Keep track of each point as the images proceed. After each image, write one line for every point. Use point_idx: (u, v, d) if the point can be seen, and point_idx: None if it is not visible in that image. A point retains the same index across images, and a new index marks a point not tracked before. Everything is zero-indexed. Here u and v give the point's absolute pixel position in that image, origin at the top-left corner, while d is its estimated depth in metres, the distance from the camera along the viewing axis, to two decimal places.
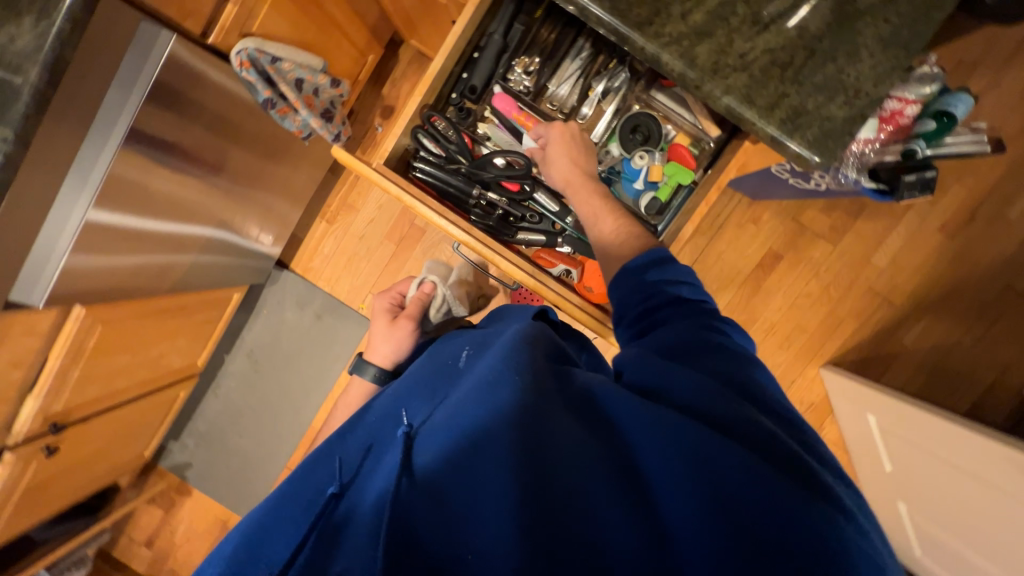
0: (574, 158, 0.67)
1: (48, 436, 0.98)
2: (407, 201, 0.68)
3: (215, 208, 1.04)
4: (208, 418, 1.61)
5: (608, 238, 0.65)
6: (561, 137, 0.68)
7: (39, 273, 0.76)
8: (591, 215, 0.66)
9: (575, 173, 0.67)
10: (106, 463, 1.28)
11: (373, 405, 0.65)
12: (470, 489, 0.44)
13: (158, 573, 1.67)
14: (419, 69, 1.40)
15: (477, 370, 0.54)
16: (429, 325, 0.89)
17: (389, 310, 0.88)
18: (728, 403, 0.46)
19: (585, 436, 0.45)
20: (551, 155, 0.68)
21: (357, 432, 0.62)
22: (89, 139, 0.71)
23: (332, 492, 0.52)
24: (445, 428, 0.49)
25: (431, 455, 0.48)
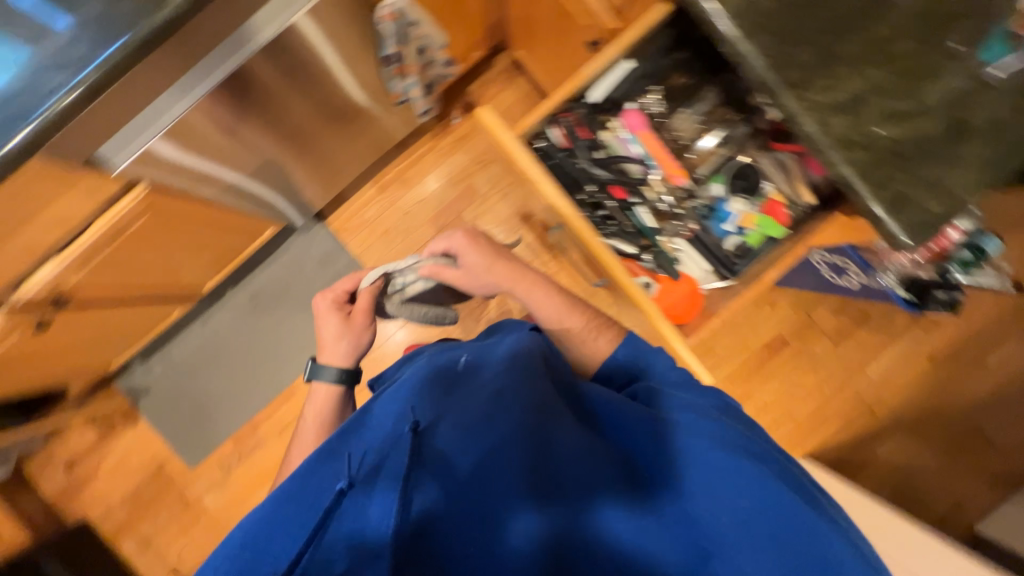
0: (494, 256, 0.88)
1: (46, 310, 0.91)
2: (531, 174, 0.69)
3: (294, 139, 1.05)
4: (185, 348, 1.51)
5: (571, 322, 0.85)
6: (466, 242, 0.89)
7: (132, 139, 0.75)
8: (550, 299, 0.87)
9: (514, 273, 0.89)
10: (72, 360, 1.18)
11: (372, 406, 0.64)
12: (485, 484, 0.53)
13: (66, 501, 1.51)
14: (508, 79, 1.48)
15: (490, 386, 0.64)
16: (427, 268, 0.90)
17: (339, 309, 0.92)
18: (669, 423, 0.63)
19: (594, 443, 0.61)
20: (474, 263, 0.88)
21: (361, 432, 0.59)
22: (236, 34, 0.74)
23: (343, 486, 0.51)
24: (463, 429, 0.58)
25: (449, 444, 0.56)
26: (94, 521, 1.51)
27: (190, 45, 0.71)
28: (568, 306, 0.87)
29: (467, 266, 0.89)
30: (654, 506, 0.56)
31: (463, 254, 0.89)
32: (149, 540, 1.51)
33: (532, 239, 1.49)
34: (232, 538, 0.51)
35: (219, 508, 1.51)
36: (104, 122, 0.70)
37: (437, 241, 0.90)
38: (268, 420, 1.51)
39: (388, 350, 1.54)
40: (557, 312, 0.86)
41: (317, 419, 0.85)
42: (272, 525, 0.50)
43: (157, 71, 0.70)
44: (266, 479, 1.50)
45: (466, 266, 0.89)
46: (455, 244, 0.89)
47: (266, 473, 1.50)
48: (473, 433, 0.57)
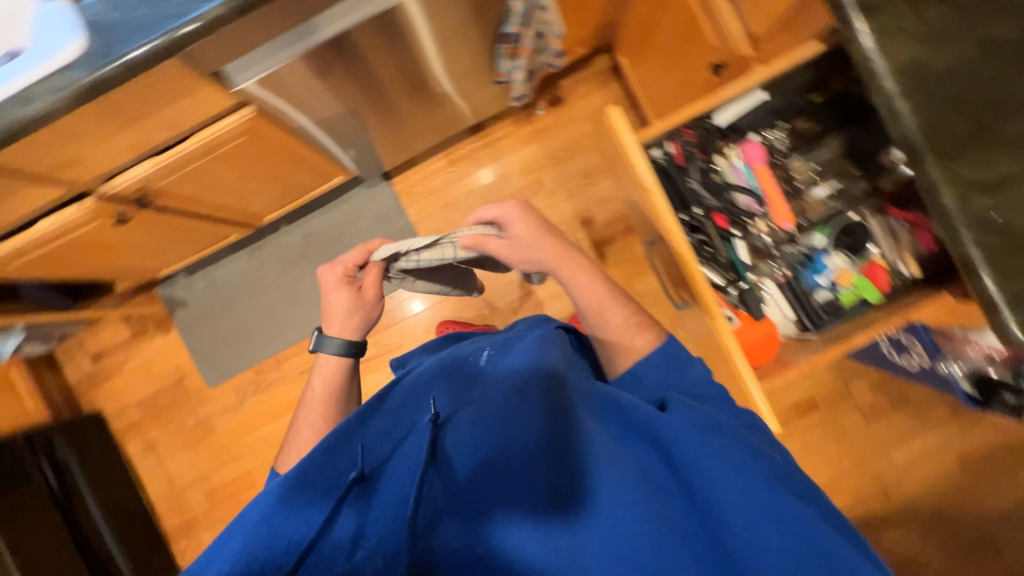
0: (544, 233, 0.84)
1: (129, 205, 0.94)
2: (644, 181, 0.67)
3: (394, 96, 1.06)
4: (229, 272, 1.54)
5: (612, 319, 0.82)
6: (519, 214, 0.85)
7: (254, 63, 0.74)
8: (594, 287, 0.84)
9: (560, 252, 0.85)
10: (131, 259, 1.21)
11: (391, 394, 0.65)
12: (487, 482, 0.57)
13: (87, 389, 1.56)
14: (602, 82, 1.47)
15: (503, 385, 0.65)
16: (468, 238, 0.82)
17: (347, 283, 0.86)
18: (672, 430, 0.57)
19: (612, 449, 0.58)
20: (519, 231, 0.84)
21: (379, 418, 0.61)
22: None
23: (358, 475, 0.56)
24: (470, 429, 0.61)
25: (458, 442, 0.61)
26: (108, 414, 1.56)
27: None
28: (610, 297, 0.83)
29: (511, 235, 0.84)
30: (675, 529, 0.52)
31: (510, 220, 0.85)
32: (154, 445, 1.56)
33: (588, 245, 1.48)
34: (247, 518, 0.53)
35: (227, 431, 1.54)
36: (238, 40, 0.71)
37: (489, 208, 0.84)
38: (291, 359, 1.53)
39: (421, 321, 1.55)
40: (599, 302, 0.83)
41: (321, 394, 0.86)
42: (283, 511, 0.52)
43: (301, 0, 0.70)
44: (277, 415, 1.53)
45: (511, 235, 0.84)
46: (505, 211, 0.85)
47: (278, 409, 1.53)
48: (480, 435, 0.61)
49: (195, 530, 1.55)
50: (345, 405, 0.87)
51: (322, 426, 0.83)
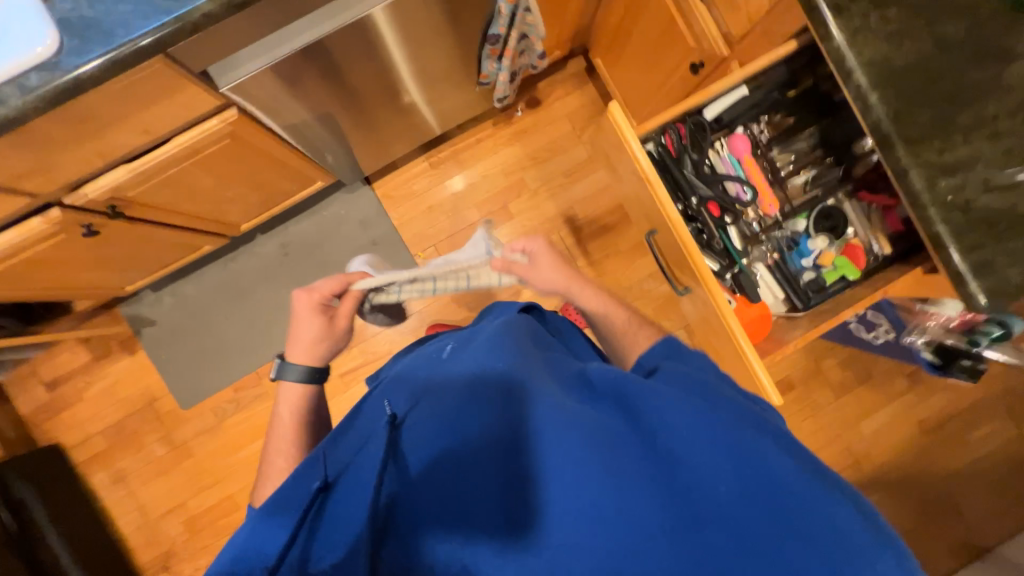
0: (561, 259, 0.86)
1: (98, 216, 0.88)
2: (647, 173, 0.70)
3: (379, 97, 1.04)
4: (201, 285, 1.46)
5: (627, 327, 0.81)
6: (540, 243, 0.87)
7: (240, 61, 0.73)
8: (600, 303, 0.85)
9: (574, 278, 0.86)
10: (94, 275, 1.13)
11: (362, 407, 0.64)
12: (441, 475, 0.54)
13: (42, 420, 1.43)
14: (579, 84, 1.51)
15: (459, 373, 0.62)
16: (500, 263, 0.85)
17: (321, 313, 0.81)
18: (643, 391, 0.53)
19: (564, 420, 0.52)
20: (541, 258, 0.86)
21: (349, 434, 0.59)
22: None
23: (318, 486, 0.53)
24: (427, 422, 0.58)
25: (416, 438, 0.57)
26: (68, 446, 1.44)
27: None
28: (617, 310, 0.84)
29: (533, 262, 0.86)
30: (634, 508, 0.47)
31: (534, 250, 0.87)
32: (123, 477, 1.45)
33: (572, 242, 1.51)
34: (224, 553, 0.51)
35: (205, 454, 1.46)
36: (225, 39, 0.69)
37: (519, 239, 0.88)
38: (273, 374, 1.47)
39: (409, 325, 1.52)
40: (606, 318, 0.83)
41: (289, 417, 0.77)
42: (255, 533, 0.50)
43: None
44: (261, 434, 1.46)
45: (532, 261, 0.86)
46: (533, 244, 0.88)
47: (261, 427, 1.46)
48: (437, 427, 0.57)
49: (174, 563, 1.45)
50: (319, 424, 0.79)
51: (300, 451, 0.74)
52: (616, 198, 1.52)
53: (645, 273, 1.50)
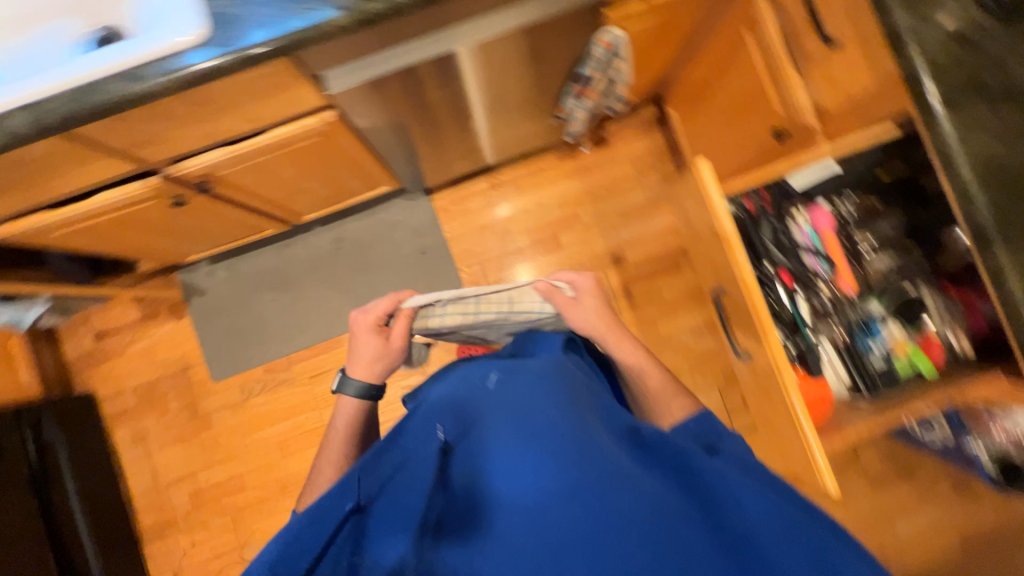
0: (604, 304, 0.87)
1: (188, 189, 0.93)
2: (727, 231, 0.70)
3: (461, 117, 1.08)
4: (254, 265, 1.51)
5: (661, 391, 0.80)
6: (588, 283, 0.87)
7: (349, 71, 0.77)
8: (635, 358, 0.83)
9: (612, 321, 0.86)
10: (165, 241, 1.19)
11: (405, 427, 0.62)
12: (493, 518, 0.53)
13: (85, 367, 1.50)
14: (648, 130, 1.53)
15: (512, 407, 0.62)
16: (543, 286, 0.86)
17: (376, 330, 0.86)
18: (717, 473, 0.55)
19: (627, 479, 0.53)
20: (585, 299, 0.86)
21: (391, 452, 0.58)
22: (488, 16, 0.77)
23: (354, 506, 0.53)
24: (479, 458, 0.58)
25: (468, 472, 0.57)
26: (102, 396, 1.50)
27: (452, 11, 0.74)
28: (651, 367, 0.83)
29: (577, 301, 0.86)
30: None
31: (580, 287, 0.87)
32: (144, 436, 1.49)
33: (617, 283, 1.50)
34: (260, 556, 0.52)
35: (225, 428, 1.49)
36: (344, 50, 0.73)
37: (567, 271, 0.88)
38: (303, 363, 1.49)
39: None
40: (638, 374, 0.82)
41: (341, 442, 0.82)
42: (294, 543, 0.52)
43: (411, 22, 0.73)
44: (280, 420, 1.48)
45: (576, 300, 0.86)
46: (580, 280, 0.88)
47: (282, 412, 1.48)
48: (490, 461, 0.57)
49: (173, 530, 1.47)
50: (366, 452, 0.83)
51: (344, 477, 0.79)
52: (667, 247, 1.51)
53: (685, 325, 1.47)
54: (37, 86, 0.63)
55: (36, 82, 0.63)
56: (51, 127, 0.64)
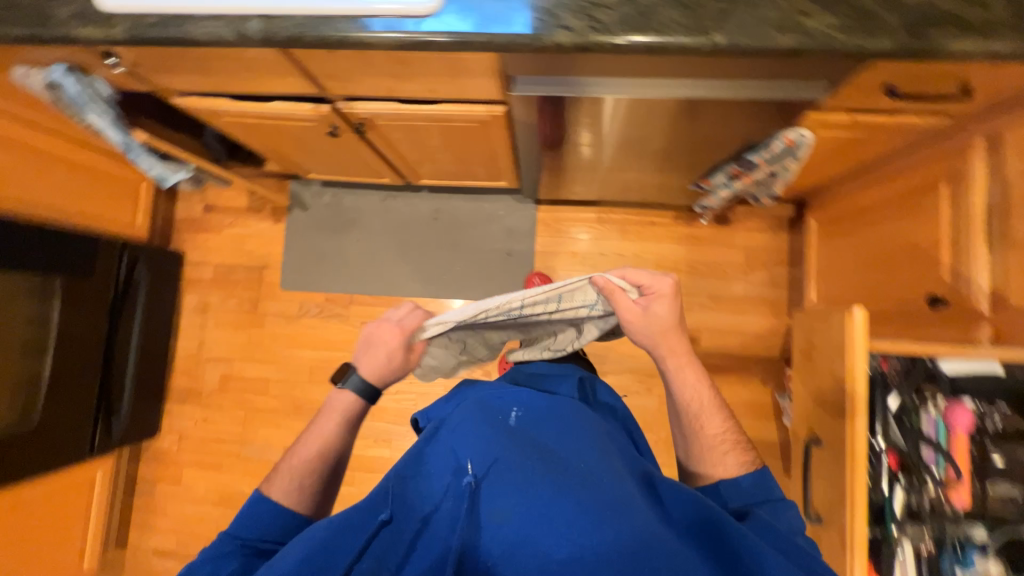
0: (677, 319, 0.82)
1: (346, 124, 0.99)
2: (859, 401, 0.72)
3: (608, 153, 1.08)
4: (357, 202, 1.59)
5: (712, 438, 0.79)
6: (668, 292, 0.82)
7: (535, 83, 0.78)
8: (701, 392, 0.81)
9: (675, 332, 0.83)
10: (300, 155, 1.28)
11: (427, 453, 0.70)
12: (530, 560, 0.57)
13: (186, 231, 1.65)
14: (776, 227, 1.45)
15: (538, 454, 0.67)
16: (602, 283, 0.82)
17: (402, 348, 0.82)
18: (748, 541, 0.58)
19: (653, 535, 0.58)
20: (657, 306, 0.82)
21: (424, 473, 0.67)
22: (693, 80, 0.75)
23: (385, 518, 0.62)
24: (508, 497, 0.62)
25: (497, 509, 0.61)
26: (189, 260, 1.65)
27: (662, 67, 0.73)
28: (715, 406, 0.81)
29: (649, 305, 0.82)
30: None
31: (655, 293, 0.82)
32: (206, 309, 1.63)
33: None
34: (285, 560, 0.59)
35: (273, 333, 1.59)
36: (545, 63, 0.74)
37: (642, 271, 0.82)
38: (361, 307, 1.56)
39: None
40: (700, 410, 0.80)
41: (325, 433, 0.78)
42: (326, 550, 0.59)
43: (619, 62, 0.72)
44: (319, 347, 1.56)
45: (647, 304, 0.83)
46: (658, 283, 0.82)
47: (327, 341, 1.56)
48: (517, 503, 0.61)
49: (197, 399, 1.60)
50: (347, 447, 0.80)
51: (319, 469, 0.75)
52: (744, 348, 1.44)
53: None
54: (283, 4, 0.68)
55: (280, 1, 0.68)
56: (276, 42, 0.69)
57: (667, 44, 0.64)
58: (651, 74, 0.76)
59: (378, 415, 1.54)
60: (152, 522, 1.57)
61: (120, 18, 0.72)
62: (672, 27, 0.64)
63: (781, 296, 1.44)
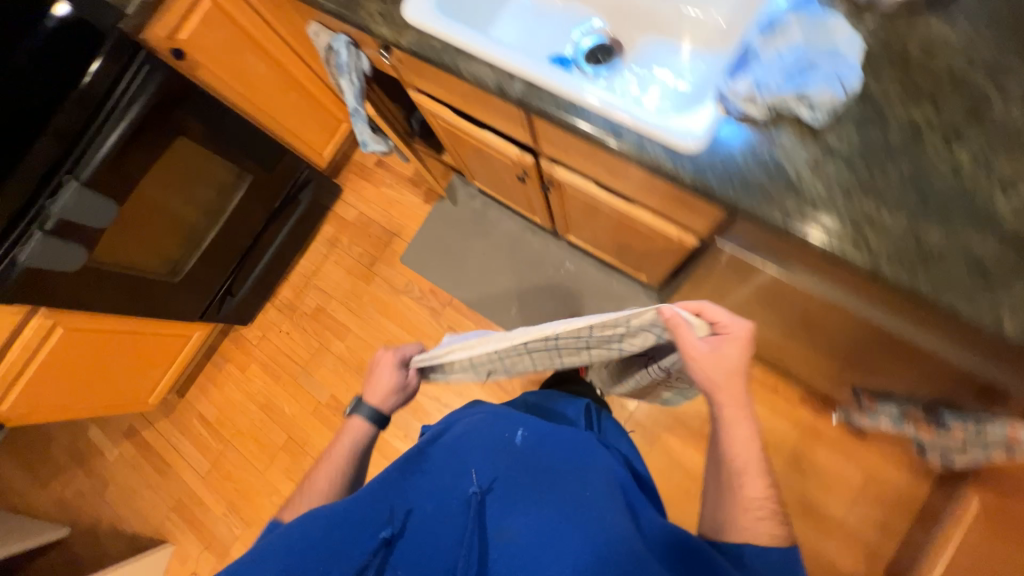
0: (747, 369, 0.66)
1: (539, 175, 1.01)
2: None
3: (770, 319, 0.98)
4: (499, 221, 1.66)
5: (749, 505, 0.61)
6: (745, 339, 0.66)
7: (749, 245, 0.72)
8: (750, 450, 0.64)
9: (736, 372, 0.66)
10: (478, 167, 1.34)
11: (427, 453, 0.73)
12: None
13: (353, 173, 1.82)
14: (913, 470, 1.23)
15: (536, 475, 0.69)
16: (668, 314, 0.64)
17: (400, 367, 0.88)
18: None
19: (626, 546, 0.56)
20: (726, 347, 0.66)
21: (428, 466, 0.70)
22: (925, 328, 0.65)
23: (385, 538, 0.61)
24: (516, 514, 0.63)
25: (505, 527, 0.63)
26: (343, 197, 1.82)
27: (899, 305, 0.63)
28: (762, 468, 0.63)
29: (717, 346, 0.66)
30: None
31: (728, 333, 0.66)
32: (335, 245, 1.78)
33: None
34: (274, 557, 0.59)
35: (375, 293, 1.71)
36: (766, 242, 0.68)
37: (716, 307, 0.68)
38: (455, 312, 1.62)
39: None
40: (743, 466, 0.63)
41: (337, 458, 0.83)
42: (327, 544, 0.59)
43: (848, 278, 0.64)
44: (404, 328, 1.65)
45: (716, 345, 0.66)
46: (732, 325, 0.67)
47: (413, 326, 1.65)
48: (518, 519, 0.63)
49: (291, 313, 1.77)
50: (360, 468, 0.85)
51: (327, 492, 0.79)
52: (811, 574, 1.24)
53: None
54: (554, 79, 0.70)
55: (552, 74, 0.70)
56: (530, 107, 0.72)
57: (932, 302, 0.54)
58: (876, 301, 0.66)
59: (420, 414, 1.56)
60: (209, 390, 1.78)
61: (412, 28, 0.79)
62: (947, 282, 0.54)
63: (882, 545, 1.21)
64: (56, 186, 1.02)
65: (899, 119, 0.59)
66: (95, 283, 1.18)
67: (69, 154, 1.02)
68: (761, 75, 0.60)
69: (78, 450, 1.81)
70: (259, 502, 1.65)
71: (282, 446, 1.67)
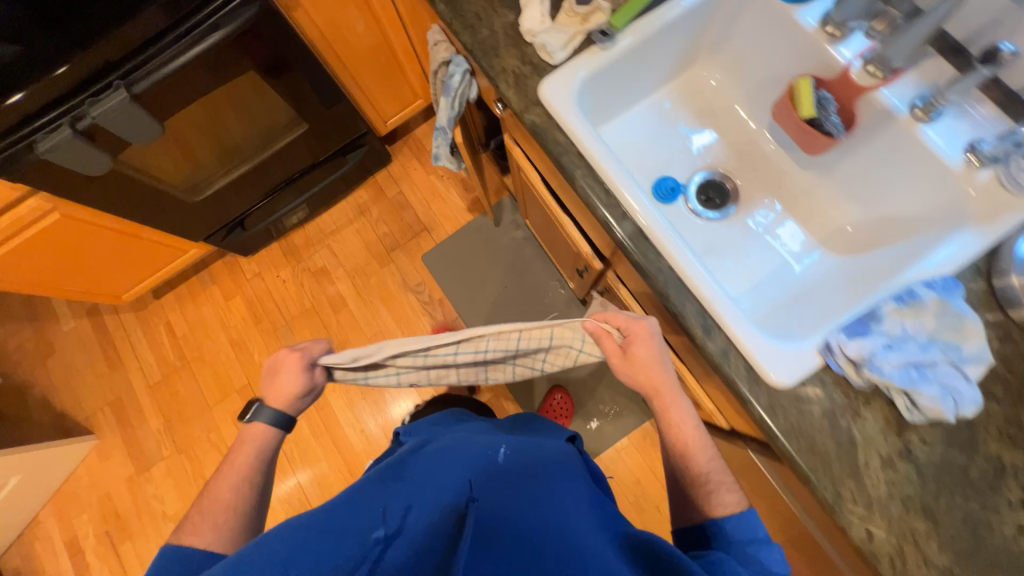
0: (665, 355, 0.70)
1: (600, 279, 0.98)
2: None
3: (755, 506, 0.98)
4: (532, 261, 1.61)
5: (699, 481, 0.66)
6: (647, 334, 0.70)
7: (773, 468, 0.73)
8: (692, 433, 0.69)
9: (656, 372, 0.69)
10: (538, 218, 1.28)
11: (404, 471, 0.70)
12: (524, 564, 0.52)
13: (409, 150, 1.73)
14: None
15: (515, 479, 0.66)
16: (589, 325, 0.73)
17: (306, 370, 0.76)
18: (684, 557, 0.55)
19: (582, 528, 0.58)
20: (636, 349, 0.70)
21: (410, 478, 0.67)
22: None
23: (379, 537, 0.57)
24: (504, 511, 0.59)
25: (494, 515, 0.58)
26: (390, 169, 1.73)
27: None
28: (702, 443, 0.68)
29: (625, 347, 0.71)
30: None
31: (632, 335, 0.71)
32: (363, 214, 1.70)
33: None
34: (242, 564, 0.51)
35: (385, 279, 1.65)
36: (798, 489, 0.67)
37: (619, 311, 0.72)
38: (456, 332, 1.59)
39: None
40: (687, 447, 0.68)
41: (237, 472, 0.72)
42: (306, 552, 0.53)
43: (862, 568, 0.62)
44: (401, 327, 1.61)
45: (623, 347, 0.71)
46: (640, 328, 0.71)
47: (410, 328, 1.61)
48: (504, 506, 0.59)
49: (294, 262, 1.70)
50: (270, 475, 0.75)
51: (237, 509, 0.69)
52: None
53: None
54: (668, 239, 0.64)
55: (671, 238, 0.64)
56: (630, 255, 0.66)
57: None
58: None
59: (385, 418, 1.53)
60: (185, 303, 1.71)
61: (542, 106, 0.71)
62: None
63: None
64: (103, 88, 0.92)
65: (988, 456, 0.56)
66: (117, 180, 1.10)
67: (126, 60, 0.91)
68: (880, 349, 0.56)
69: (35, 307, 1.74)
70: (196, 433, 1.62)
71: (239, 389, 1.64)
